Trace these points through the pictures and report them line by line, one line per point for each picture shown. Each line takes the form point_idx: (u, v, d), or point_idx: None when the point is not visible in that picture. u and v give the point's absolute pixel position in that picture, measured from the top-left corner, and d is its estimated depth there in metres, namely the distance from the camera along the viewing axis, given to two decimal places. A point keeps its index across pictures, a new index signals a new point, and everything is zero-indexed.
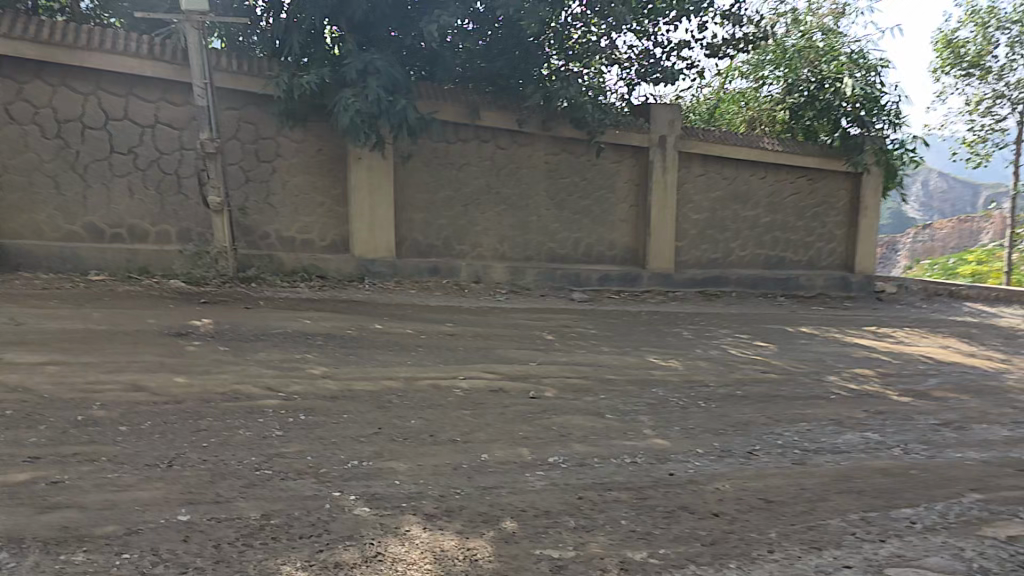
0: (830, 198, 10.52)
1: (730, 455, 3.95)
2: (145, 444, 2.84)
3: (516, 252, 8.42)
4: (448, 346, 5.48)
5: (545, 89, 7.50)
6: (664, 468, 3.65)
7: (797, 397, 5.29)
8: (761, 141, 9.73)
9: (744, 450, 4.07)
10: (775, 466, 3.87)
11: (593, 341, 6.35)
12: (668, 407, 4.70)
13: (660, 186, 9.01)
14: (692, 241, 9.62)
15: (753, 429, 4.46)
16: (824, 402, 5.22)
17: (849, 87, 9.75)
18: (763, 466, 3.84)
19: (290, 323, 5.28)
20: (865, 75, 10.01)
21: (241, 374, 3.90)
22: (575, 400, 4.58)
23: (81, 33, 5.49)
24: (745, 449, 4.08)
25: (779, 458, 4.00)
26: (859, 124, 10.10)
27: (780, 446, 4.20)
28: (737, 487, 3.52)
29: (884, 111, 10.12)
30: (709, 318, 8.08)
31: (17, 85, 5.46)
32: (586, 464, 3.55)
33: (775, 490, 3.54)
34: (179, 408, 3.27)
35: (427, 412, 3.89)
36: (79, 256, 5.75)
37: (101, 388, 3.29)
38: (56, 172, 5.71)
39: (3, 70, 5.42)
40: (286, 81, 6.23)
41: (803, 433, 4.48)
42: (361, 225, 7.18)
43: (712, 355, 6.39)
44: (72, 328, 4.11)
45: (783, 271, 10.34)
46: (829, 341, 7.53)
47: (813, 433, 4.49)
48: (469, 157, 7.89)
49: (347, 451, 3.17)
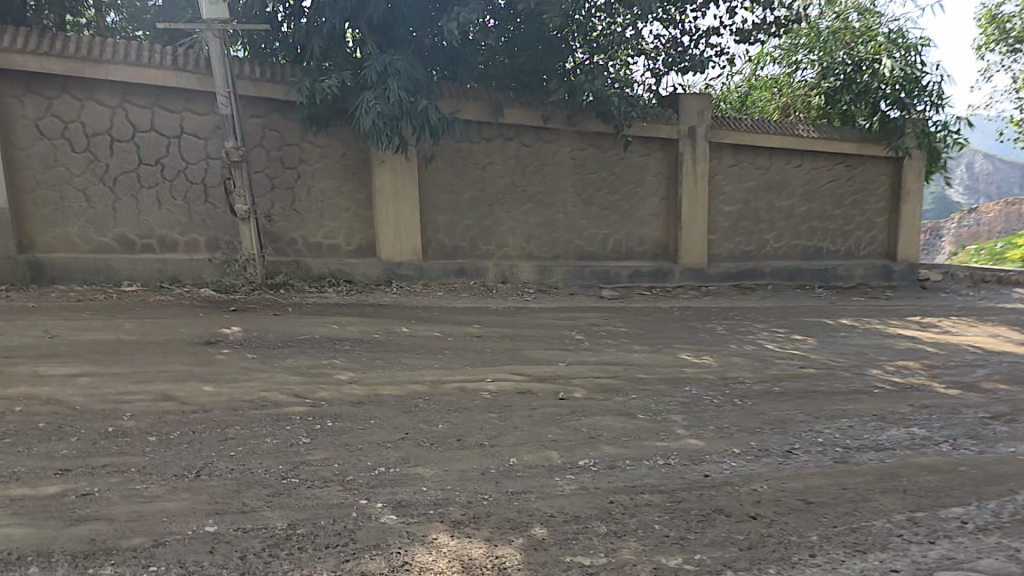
0: (869, 185, 10.16)
1: (767, 455, 3.80)
2: (173, 454, 2.85)
3: (543, 250, 8.33)
4: (475, 348, 5.43)
5: (569, 83, 7.45)
6: (698, 469, 3.53)
7: (837, 392, 5.09)
8: (795, 128, 9.45)
9: (783, 449, 3.91)
10: (816, 465, 3.71)
11: (623, 339, 6.23)
12: (702, 406, 4.56)
13: (689, 178, 8.81)
14: (723, 234, 9.39)
15: (792, 427, 4.29)
16: (866, 397, 5.01)
17: (888, 69, 9.41)
18: (802, 466, 3.68)
19: (318, 328, 5.29)
20: (905, 54, 9.61)
21: (269, 381, 3.91)
22: (605, 400, 4.47)
23: (106, 47, 5.59)
24: (783, 448, 3.93)
25: (820, 457, 3.84)
26: (899, 106, 9.74)
27: (820, 444, 4.03)
28: (775, 488, 3.38)
29: (926, 92, 9.72)
30: (742, 312, 7.87)
31: (46, 101, 5.58)
32: (618, 466, 3.45)
33: (816, 491, 3.39)
34: (207, 417, 3.29)
35: (454, 416, 3.85)
36: (112, 268, 5.87)
37: (131, 399, 3.33)
38: (87, 186, 5.84)
39: (32, 87, 5.54)
40: (308, 86, 6.25)
41: (845, 430, 4.29)
42: (386, 228, 7.19)
43: (747, 350, 6.20)
44: (105, 340, 4.19)
45: (819, 261, 10.03)
46: (870, 332, 7.24)
47: (855, 430, 4.30)
48: (493, 155, 7.83)
49: (374, 457, 3.13)
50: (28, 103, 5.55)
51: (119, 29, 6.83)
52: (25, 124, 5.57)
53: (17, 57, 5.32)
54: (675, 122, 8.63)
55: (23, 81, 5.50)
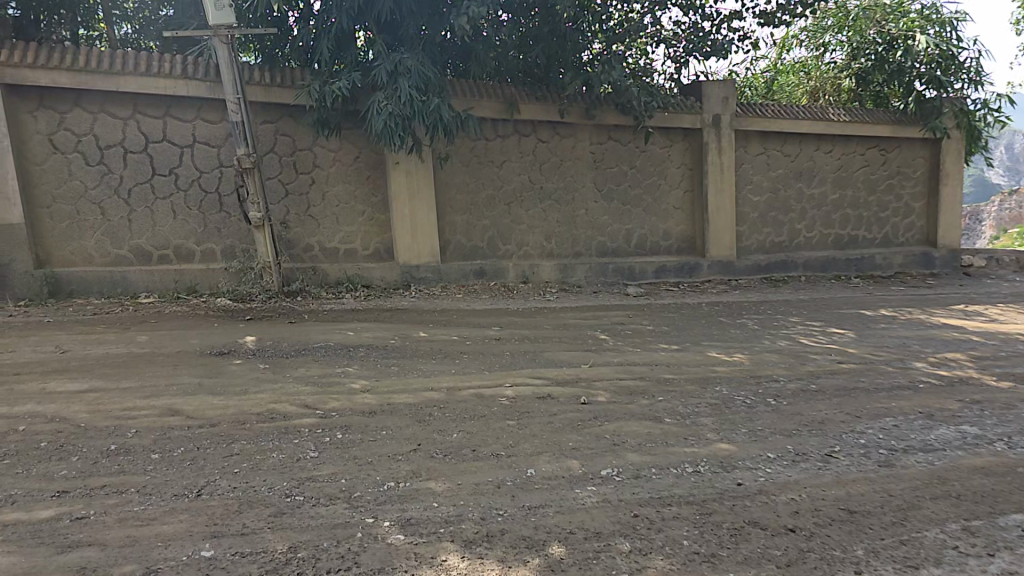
0: (904, 168, 9.76)
1: (805, 460, 3.55)
2: (175, 472, 2.75)
3: (564, 248, 8.13)
4: (495, 351, 5.26)
5: (585, 74, 7.21)
6: (730, 477, 3.30)
7: (879, 389, 4.79)
8: (825, 112, 9.07)
9: (821, 452, 3.66)
10: (858, 470, 3.44)
11: (649, 338, 6.00)
12: (732, 408, 4.30)
13: (713, 169, 8.52)
14: (752, 225, 9.05)
15: (831, 428, 4.02)
16: (910, 393, 4.70)
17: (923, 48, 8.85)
18: (843, 471, 3.42)
19: (333, 335, 5.19)
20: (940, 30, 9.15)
21: (279, 392, 3.80)
22: (629, 404, 4.26)
23: (116, 58, 5.61)
24: (821, 451, 3.68)
25: (863, 460, 3.56)
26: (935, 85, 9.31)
27: (862, 446, 3.76)
28: (814, 497, 3.13)
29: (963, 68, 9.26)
30: (774, 306, 7.54)
31: (58, 115, 5.60)
32: (643, 475, 3.24)
33: (861, 500, 3.13)
34: (212, 431, 3.18)
35: (469, 424, 3.69)
36: (129, 280, 5.87)
37: (137, 414, 3.25)
38: (101, 199, 5.85)
39: (44, 101, 5.55)
40: (318, 89, 6.15)
41: (889, 430, 4.01)
42: (403, 231, 7.07)
43: (780, 346, 5.91)
44: (116, 353, 4.14)
45: (854, 251, 9.62)
46: (912, 323, 6.86)
47: (899, 430, 4.02)
48: (510, 152, 7.66)
49: (383, 471, 2.99)
50: (41, 117, 5.56)
51: (131, 42, 6.88)
52: (39, 139, 5.58)
53: (28, 72, 5.33)
54: (697, 112, 8.35)
55: (35, 96, 5.51)
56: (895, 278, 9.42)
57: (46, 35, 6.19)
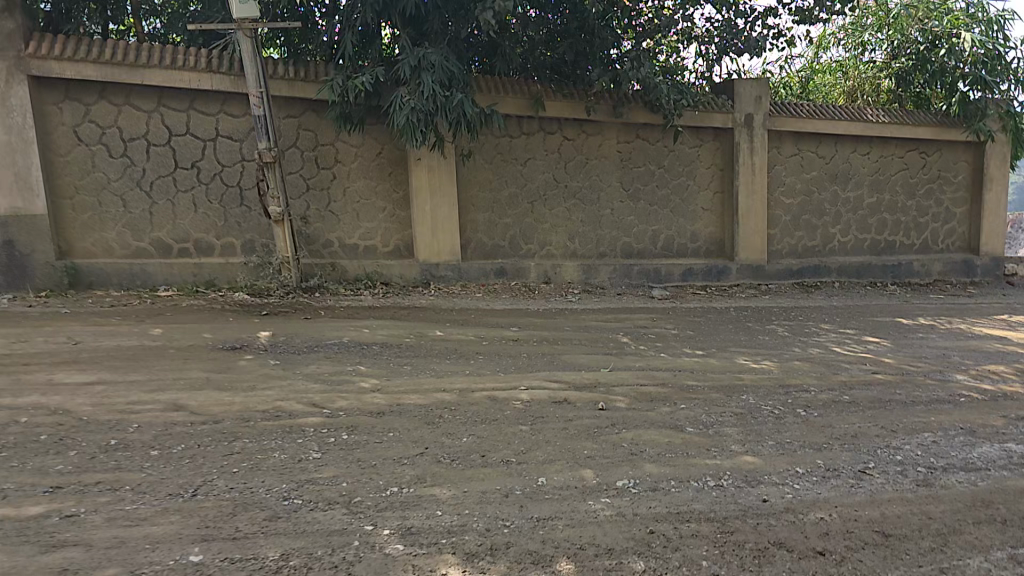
0: (945, 172, 9.33)
1: (836, 476, 3.32)
2: (171, 470, 2.66)
3: (588, 249, 7.94)
4: (512, 353, 5.11)
5: (612, 70, 6.97)
6: (753, 492, 3.10)
7: (915, 401, 4.52)
8: (863, 113, 8.72)
9: (853, 468, 3.43)
10: (894, 489, 3.20)
11: (673, 343, 5.78)
12: (758, 418, 4.08)
13: (744, 170, 8.24)
14: (784, 229, 8.74)
15: (865, 442, 3.78)
16: (950, 407, 4.41)
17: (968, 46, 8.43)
18: (877, 490, 3.19)
19: (347, 332, 5.11)
20: (986, 29, 8.74)
21: (287, 389, 3.71)
22: (649, 411, 4.07)
23: (141, 51, 5.62)
24: (853, 467, 3.44)
25: (899, 479, 3.32)
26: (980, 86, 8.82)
27: (898, 463, 3.51)
28: (846, 517, 2.91)
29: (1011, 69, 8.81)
30: (805, 312, 7.25)
31: (84, 107, 5.63)
32: (660, 489, 3.06)
33: (897, 523, 2.89)
34: (215, 428, 3.10)
35: (480, 428, 3.55)
36: (149, 273, 5.88)
37: (141, 409, 3.18)
38: (124, 191, 5.87)
39: (70, 93, 5.59)
40: (341, 84, 6.06)
41: (926, 447, 3.75)
42: (424, 228, 6.97)
43: (811, 354, 5.64)
44: (127, 345, 4.11)
45: (891, 256, 9.23)
46: (953, 333, 6.51)
47: (938, 447, 3.75)
48: (534, 150, 7.51)
49: (386, 475, 2.87)
50: (66, 109, 5.60)
51: (156, 36, 6.86)
52: (64, 130, 5.62)
53: (54, 64, 5.37)
54: (729, 111, 8.09)
55: (61, 87, 5.55)
56: (934, 287, 9.01)
57: (76, 27, 6.22)
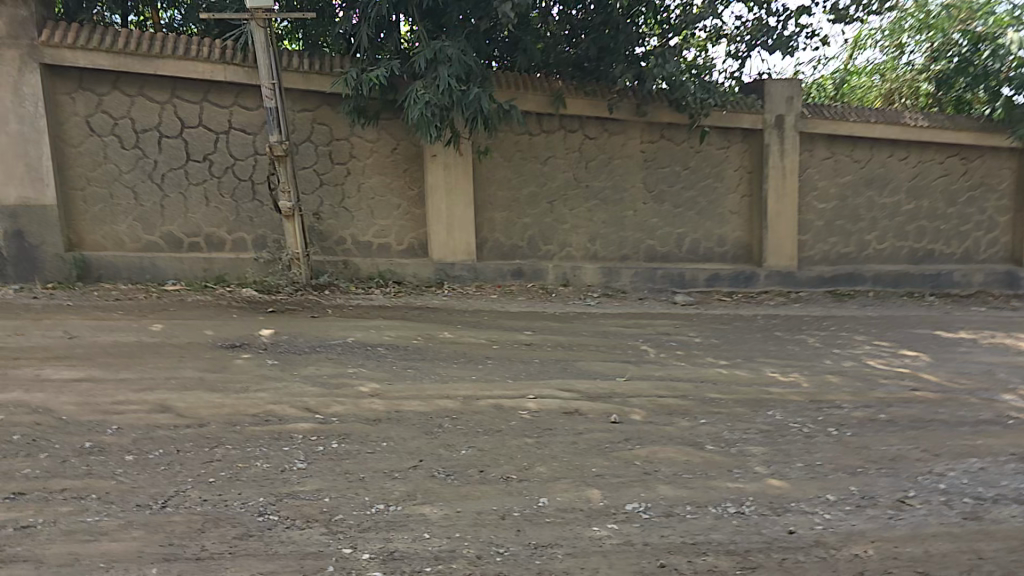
0: (993, 178, 8.82)
1: (872, 506, 3.00)
2: (145, 479, 2.51)
3: (609, 251, 7.66)
4: (523, 358, 4.89)
5: (638, 68, 6.74)
6: (780, 522, 2.81)
7: (960, 422, 4.15)
8: (900, 115, 8.31)
9: (891, 496, 3.11)
10: (939, 522, 2.88)
11: (697, 352, 5.47)
12: (787, 436, 3.77)
13: (775, 172, 7.88)
14: (818, 234, 8.34)
15: (904, 467, 3.44)
16: (1001, 430, 4.03)
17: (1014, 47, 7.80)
18: (920, 523, 2.87)
19: (353, 333, 4.93)
20: None
21: (281, 392, 3.54)
22: (668, 426, 3.79)
23: (154, 41, 5.52)
24: (892, 495, 3.12)
25: (944, 510, 2.99)
26: None
27: (942, 492, 3.18)
28: (884, 555, 2.60)
29: None
30: (839, 322, 6.87)
31: (97, 98, 5.56)
32: (675, 515, 2.79)
33: (944, 564, 2.58)
34: (199, 433, 2.93)
35: (482, 440, 3.32)
36: (158, 267, 5.80)
37: (125, 409, 3.04)
38: (135, 183, 5.79)
39: (83, 83, 5.52)
40: (355, 77, 5.86)
41: (974, 474, 3.40)
42: (438, 227, 6.78)
43: (845, 367, 5.29)
44: (124, 341, 3.99)
45: (931, 266, 8.75)
46: (1000, 348, 6.07)
47: (988, 475, 3.40)
48: (555, 149, 7.25)
49: (373, 490, 2.66)
50: (80, 99, 5.53)
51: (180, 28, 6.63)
52: (77, 121, 5.56)
53: (68, 53, 5.30)
54: (758, 111, 7.73)
55: (75, 78, 5.48)
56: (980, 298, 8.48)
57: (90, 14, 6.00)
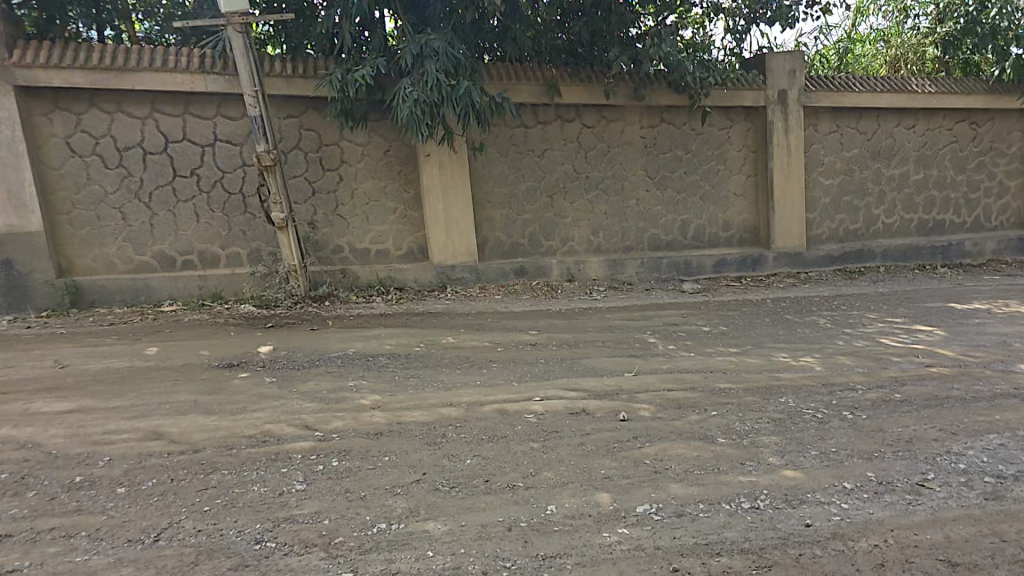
0: (997, 143, 8.66)
1: (890, 492, 2.87)
2: (137, 512, 2.42)
3: (613, 243, 7.54)
4: (527, 359, 4.78)
5: (633, 49, 6.53)
6: (795, 515, 2.69)
7: (976, 397, 4.01)
8: (906, 83, 8.09)
9: (910, 480, 2.98)
10: (959, 505, 2.76)
11: (705, 342, 5.35)
12: (799, 424, 3.64)
13: (777, 151, 7.72)
14: (824, 212, 8.19)
15: (921, 448, 3.31)
16: (1018, 403, 3.90)
17: None
18: (940, 506, 2.75)
19: (353, 343, 4.84)
20: None
21: (280, 411, 3.45)
22: (677, 420, 3.67)
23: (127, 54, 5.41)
24: (910, 479, 2.99)
25: (964, 492, 2.87)
26: None
27: (961, 472, 3.05)
28: (904, 544, 2.49)
29: None
30: (849, 300, 6.73)
31: (74, 117, 5.45)
32: (687, 514, 2.67)
33: (965, 549, 2.46)
34: (193, 459, 2.84)
35: (487, 447, 3.22)
36: (152, 288, 5.73)
37: (116, 440, 2.96)
38: (122, 203, 5.71)
39: (58, 102, 5.39)
40: (340, 77, 5.74)
41: (993, 451, 3.27)
42: (436, 229, 6.67)
43: (856, 347, 5.15)
44: (117, 367, 3.92)
45: (940, 237, 8.59)
46: (1014, 317, 5.92)
47: (1008, 451, 3.27)
48: (552, 140, 7.11)
49: (374, 509, 2.56)
50: (57, 119, 5.41)
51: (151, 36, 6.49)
52: (55, 142, 5.43)
53: (41, 72, 5.16)
54: (760, 87, 7.57)
55: (49, 97, 5.34)
56: (992, 267, 8.40)
57: (63, 31, 5.86)
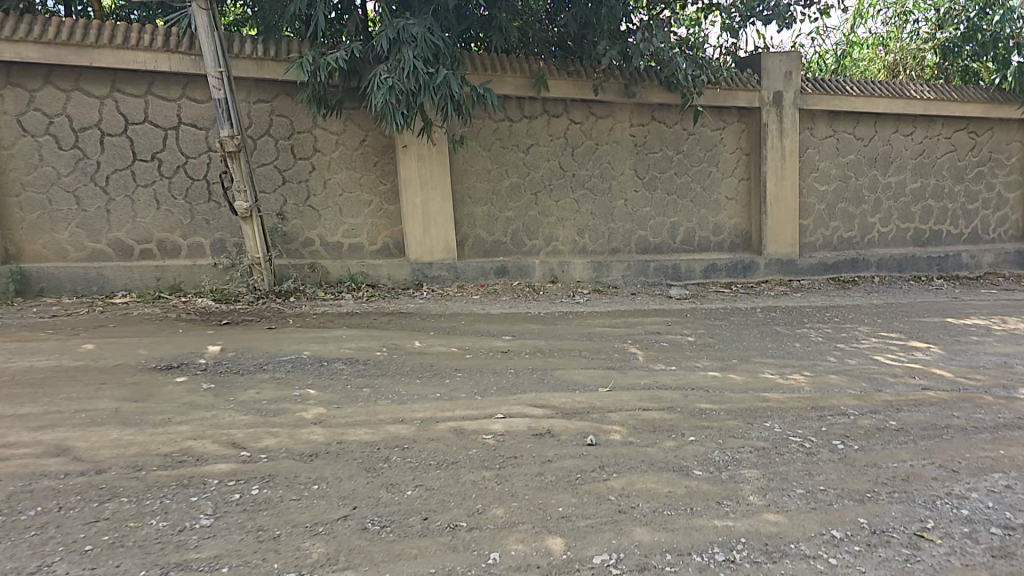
0: (996, 154, 8.31)
1: (885, 545, 2.51)
2: (4, 550, 2.10)
3: (600, 244, 7.19)
4: (495, 368, 4.44)
5: (624, 43, 6.19)
6: (775, 572, 2.33)
7: (979, 428, 3.67)
8: (903, 89, 7.76)
9: (910, 529, 2.63)
10: (962, 565, 2.40)
11: (692, 354, 5.02)
12: (785, 455, 3.28)
13: (774, 154, 7.37)
14: (819, 219, 7.84)
15: (918, 490, 2.95)
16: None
17: None
18: (940, 564, 2.40)
19: (311, 345, 4.52)
20: None
21: (208, 424, 3.13)
22: (648, 446, 3.34)
23: (86, 30, 5.07)
24: (907, 529, 2.63)
25: (968, 547, 2.52)
26: None
27: (964, 521, 2.70)
28: None
29: None
30: (841, 312, 6.40)
31: (27, 94, 5.09)
32: (651, 569, 2.32)
33: None
34: (92, 482, 2.54)
35: (432, 476, 2.89)
36: (105, 277, 5.40)
37: (11, 455, 2.68)
38: (76, 187, 5.36)
39: (10, 77, 5.04)
40: (312, 60, 5.37)
41: (999, 494, 2.93)
42: (413, 224, 6.31)
43: (849, 365, 4.81)
44: (41, 367, 3.66)
45: (938, 249, 8.26)
46: (1013, 337, 5.57)
47: (1014, 495, 2.93)
48: (538, 136, 6.74)
49: (285, 555, 2.22)
50: (9, 96, 5.06)
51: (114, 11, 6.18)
52: (6, 119, 5.08)
53: None
54: (755, 88, 7.20)
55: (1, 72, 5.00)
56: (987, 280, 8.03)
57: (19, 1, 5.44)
